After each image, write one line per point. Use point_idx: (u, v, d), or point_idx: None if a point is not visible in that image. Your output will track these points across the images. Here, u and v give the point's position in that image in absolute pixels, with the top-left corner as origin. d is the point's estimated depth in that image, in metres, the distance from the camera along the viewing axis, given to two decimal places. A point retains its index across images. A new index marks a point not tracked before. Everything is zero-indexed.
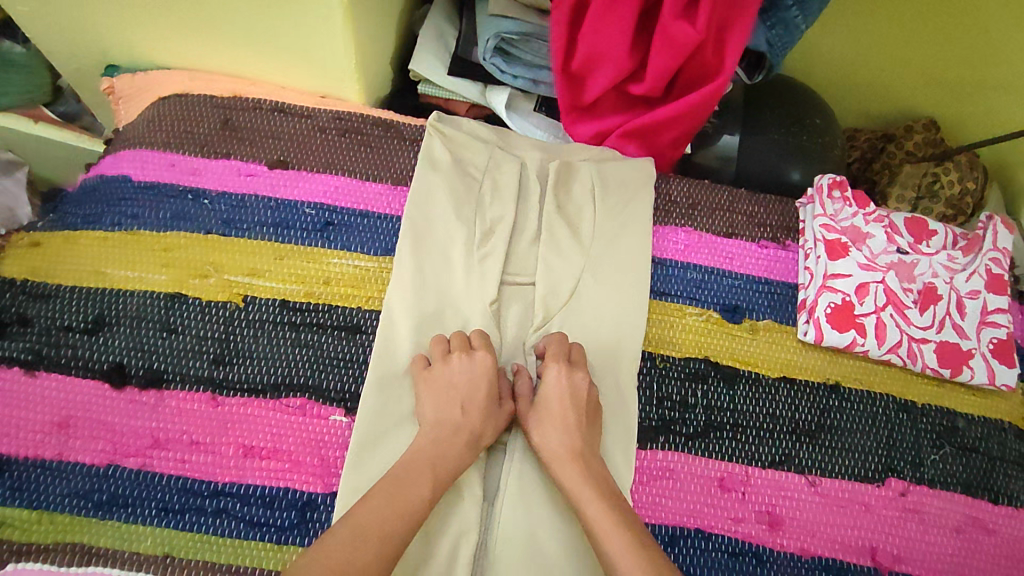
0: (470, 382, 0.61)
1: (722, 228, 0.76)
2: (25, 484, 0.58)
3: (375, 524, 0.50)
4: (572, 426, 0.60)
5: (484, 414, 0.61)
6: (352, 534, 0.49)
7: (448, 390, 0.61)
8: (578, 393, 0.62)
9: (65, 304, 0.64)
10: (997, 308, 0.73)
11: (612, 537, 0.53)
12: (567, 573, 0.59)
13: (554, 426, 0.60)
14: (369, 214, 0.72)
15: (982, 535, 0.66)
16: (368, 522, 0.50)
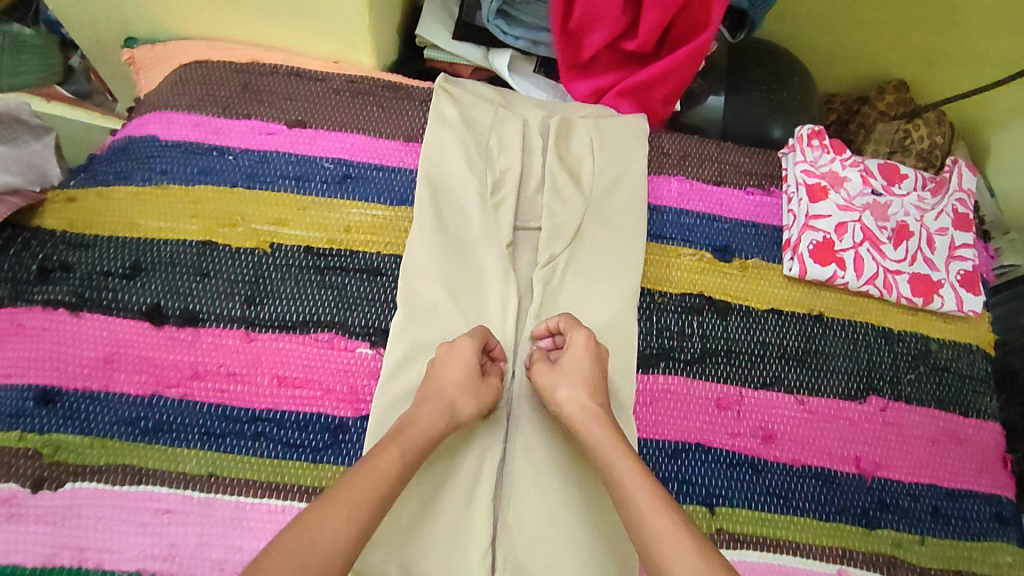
0: (457, 371, 0.63)
1: (712, 177, 0.82)
2: (75, 414, 0.62)
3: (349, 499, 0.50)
4: (591, 392, 0.63)
5: (468, 398, 0.62)
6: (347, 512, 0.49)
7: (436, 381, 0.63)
8: (593, 364, 0.65)
9: (103, 251, 0.69)
10: (963, 244, 0.80)
11: (639, 489, 0.54)
12: (580, 480, 0.65)
13: (577, 387, 0.63)
14: (384, 167, 0.77)
15: (955, 444, 0.73)
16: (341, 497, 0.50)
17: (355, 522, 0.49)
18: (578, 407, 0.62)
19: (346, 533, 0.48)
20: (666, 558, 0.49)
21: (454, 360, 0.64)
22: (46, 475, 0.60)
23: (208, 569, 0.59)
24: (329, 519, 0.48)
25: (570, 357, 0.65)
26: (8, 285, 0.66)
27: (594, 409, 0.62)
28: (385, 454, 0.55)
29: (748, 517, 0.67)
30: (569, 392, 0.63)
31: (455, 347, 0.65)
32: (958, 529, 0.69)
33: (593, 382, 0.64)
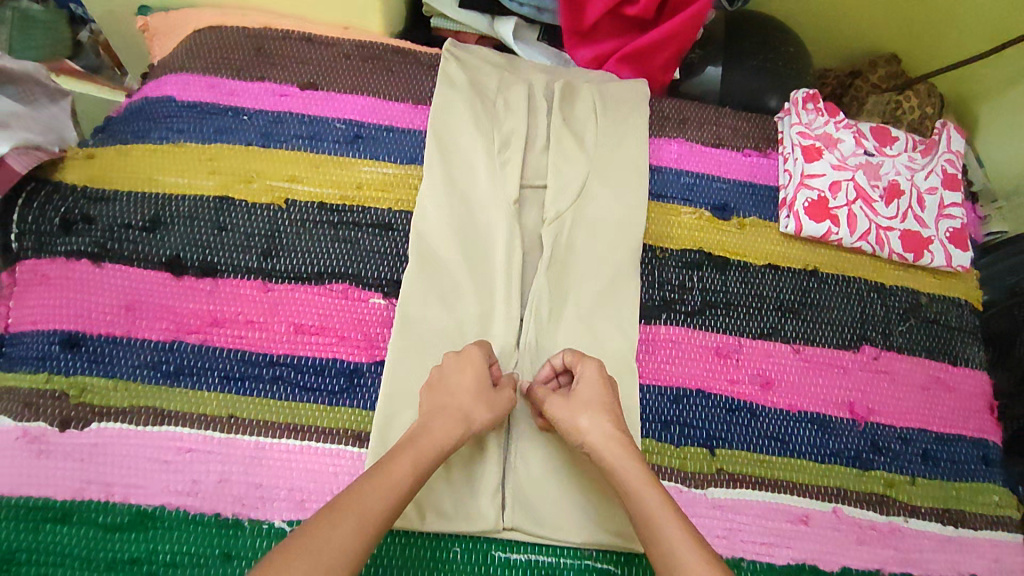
0: (466, 386, 0.63)
1: (711, 140, 0.85)
2: (99, 357, 0.65)
3: (353, 506, 0.51)
4: (609, 420, 0.62)
5: (483, 405, 0.62)
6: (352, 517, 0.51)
7: (443, 394, 0.62)
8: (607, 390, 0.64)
9: (123, 205, 0.71)
10: (952, 203, 0.83)
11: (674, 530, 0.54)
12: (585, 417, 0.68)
13: (599, 417, 0.62)
14: (394, 128, 0.79)
15: (944, 391, 0.76)
16: (344, 506, 0.51)
17: (360, 531, 0.50)
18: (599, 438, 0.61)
19: (350, 543, 0.49)
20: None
21: (462, 378, 0.63)
22: (73, 415, 0.62)
23: (229, 504, 0.61)
24: (335, 530, 0.49)
25: (583, 385, 0.64)
26: (32, 237, 0.68)
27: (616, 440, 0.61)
28: (393, 461, 0.56)
29: (748, 458, 0.69)
30: (590, 421, 0.61)
31: (461, 361, 0.64)
32: (947, 471, 0.72)
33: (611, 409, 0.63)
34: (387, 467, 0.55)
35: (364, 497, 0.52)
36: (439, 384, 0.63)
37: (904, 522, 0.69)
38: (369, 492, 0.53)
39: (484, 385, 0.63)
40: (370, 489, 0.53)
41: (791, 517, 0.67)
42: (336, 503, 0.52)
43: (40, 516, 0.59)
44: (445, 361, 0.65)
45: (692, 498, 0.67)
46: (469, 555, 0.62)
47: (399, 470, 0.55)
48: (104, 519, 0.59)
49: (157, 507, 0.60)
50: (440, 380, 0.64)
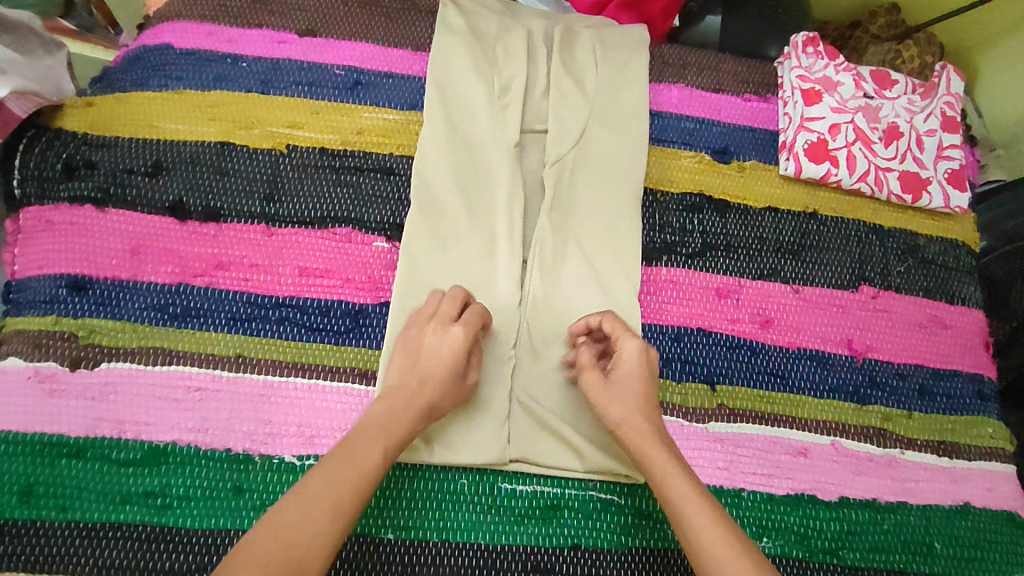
0: (439, 364, 0.61)
1: (711, 86, 0.85)
2: (106, 300, 0.65)
3: (325, 491, 0.50)
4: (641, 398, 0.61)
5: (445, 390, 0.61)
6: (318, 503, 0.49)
7: (418, 366, 0.61)
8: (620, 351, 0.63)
9: (125, 151, 0.71)
10: (951, 145, 0.83)
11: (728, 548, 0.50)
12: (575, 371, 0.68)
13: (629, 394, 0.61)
14: (394, 75, 0.79)
15: (941, 328, 0.77)
16: (317, 490, 0.50)
17: (336, 518, 0.49)
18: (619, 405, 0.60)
19: (328, 530, 0.48)
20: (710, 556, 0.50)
21: (438, 352, 0.61)
22: (83, 355, 0.63)
23: (239, 440, 0.62)
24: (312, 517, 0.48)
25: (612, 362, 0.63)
26: (35, 183, 0.68)
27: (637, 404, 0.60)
28: (364, 447, 0.54)
29: (748, 393, 0.71)
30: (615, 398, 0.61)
31: (442, 330, 0.63)
32: (943, 405, 0.74)
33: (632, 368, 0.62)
34: (361, 450, 0.54)
35: (333, 482, 0.51)
36: (413, 352, 0.62)
37: (901, 454, 0.71)
38: (336, 474, 0.52)
39: (459, 361, 0.61)
40: (341, 474, 0.52)
41: (790, 449, 0.69)
42: (309, 486, 0.50)
43: (55, 452, 0.60)
44: (423, 327, 0.63)
45: (694, 431, 0.68)
46: (476, 487, 0.63)
47: (370, 454, 0.54)
48: (118, 455, 0.60)
49: (169, 444, 0.61)
50: (416, 347, 0.62)
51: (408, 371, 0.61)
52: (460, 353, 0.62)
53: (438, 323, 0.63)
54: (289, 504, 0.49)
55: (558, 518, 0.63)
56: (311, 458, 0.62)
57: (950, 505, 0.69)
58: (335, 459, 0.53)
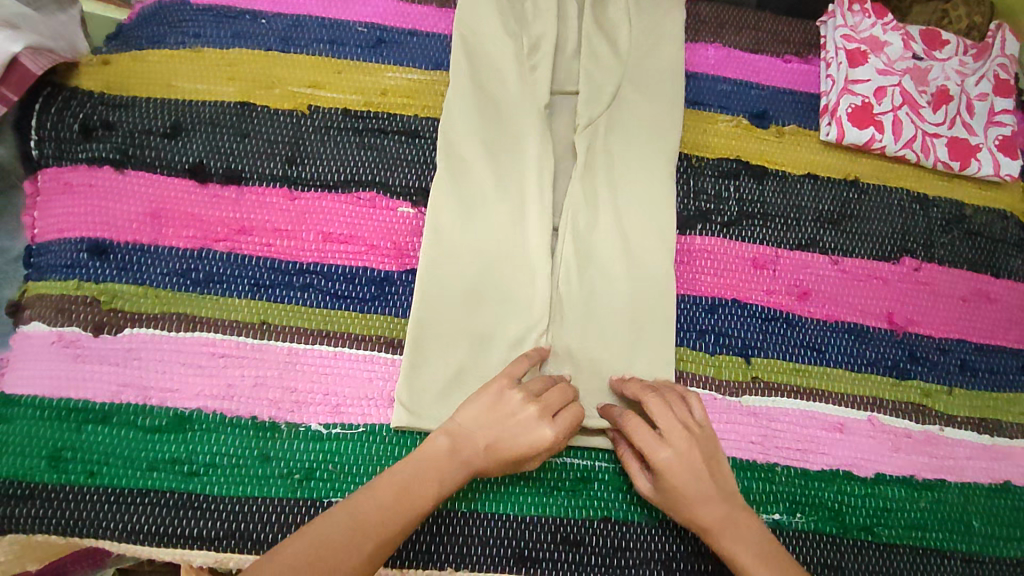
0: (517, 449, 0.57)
1: (749, 46, 0.81)
2: (128, 265, 0.64)
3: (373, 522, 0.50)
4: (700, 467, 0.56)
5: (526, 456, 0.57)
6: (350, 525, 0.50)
7: (501, 426, 0.57)
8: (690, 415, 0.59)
9: (142, 111, 0.69)
10: (1003, 110, 0.79)
11: None
12: (607, 346, 0.66)
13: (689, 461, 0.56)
14: (418, 32, 0.76)
15: (985, 302, 0.74)
16: (365, 519, 0.50)
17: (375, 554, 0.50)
18: (681, 463, 0.56)
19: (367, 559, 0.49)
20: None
21: (521, 443, 0.56)
22: (105, 321, 0.62)
23: (266, 408, 0.61)
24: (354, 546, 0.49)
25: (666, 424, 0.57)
26: (51, 143, 0.67)
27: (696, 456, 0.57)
28: (422, 477, 0.54)
29: (784, 367, 0.68)
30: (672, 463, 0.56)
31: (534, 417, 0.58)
32: (985, 381, 0.71)
33: (689, 423, 0.58)
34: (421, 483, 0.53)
35: (387, 514, 0.51)
36: (493, 416, 0.57)
37: (940, 431, 0.69)
38: (391, 507, 0.52)
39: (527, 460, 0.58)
40: (392, 511, 0.52)
41: (826, 424, 0.67)
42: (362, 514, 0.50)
43: (81, 418, 0.59)
44: (512, 393, 0.58)
45: (727, 405, 0.67)
46: None
47: (427, 490, 0.53)
48: (143, 421, 0.60)
49: (194, 411, 0.60)
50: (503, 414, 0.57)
51: (481, 430, 0.57)
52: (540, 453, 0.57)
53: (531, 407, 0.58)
54: (341, 527, 0.49)
55: (588, 491, 0.62)
56: (338, 427, 0.61)
57: (989, 483, 0.68)
58: (391, 488, 0.52)
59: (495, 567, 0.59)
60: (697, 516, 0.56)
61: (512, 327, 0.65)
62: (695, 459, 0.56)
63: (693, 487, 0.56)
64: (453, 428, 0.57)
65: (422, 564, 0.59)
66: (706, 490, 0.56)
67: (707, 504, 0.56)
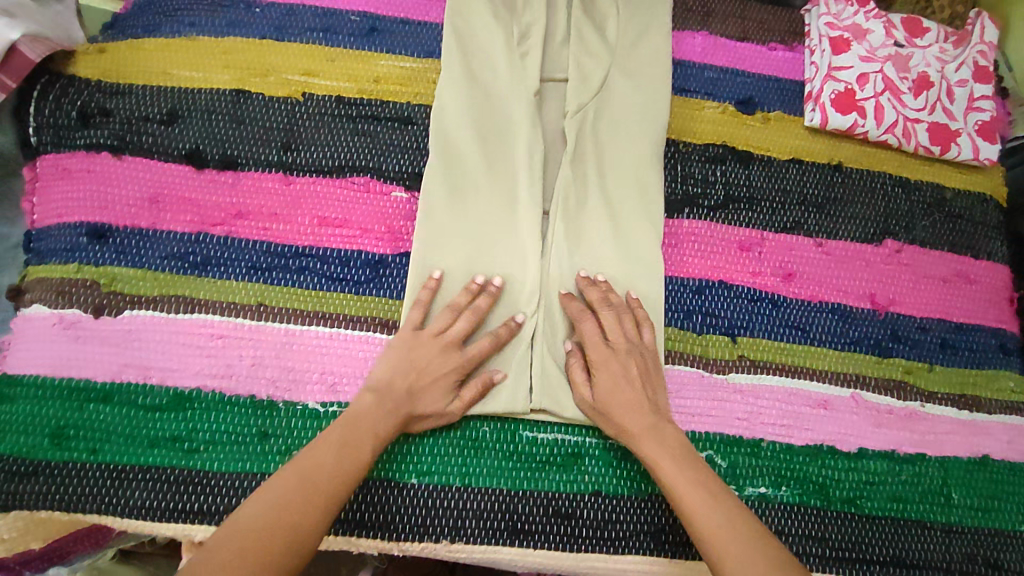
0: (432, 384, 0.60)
1: (736, 34, 0.83)
2: (127, 249, 0.65)
3: (323, 479, 0.52)
4: (632, 372, 0.62)
5: (438, 389, 0.61)
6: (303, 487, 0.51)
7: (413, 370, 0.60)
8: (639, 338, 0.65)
9: (139, 98, 0.70)
10: (982, 96, 0.81)
11: (721, 508, 0.53)
12: None
13: (626, 365, 0.62)
14: (411, 21, 0.77)
15: (965, 283, 0.76)
16: (315, 481, 0.52)
17: (331, 511, 0.51)
18: (618, 367, 0.62)
19: (320, 516, 0.50)
20: (691, 516, 0.53)
21: (432, 375, 0.61)
22: (106, 303, 0.63)
23: (263, 387, 0.63)
24: (308, 504, 0.50)
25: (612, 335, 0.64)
26: (50, 130, 0.68)
27: (638, 366, 0.62)
28: (359, 436, 0.56)
29: (768, 346, 0.70)
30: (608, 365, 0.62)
31: (442, 354, 0.61)
32: (965, 359, 0.74)
33: (636, 343, 0.64)
34: (358, 435, 0.56)
35: (329, 471, 0.53)
36: (410, 359, 0.61)
37: (921, 406, 0.71)
38: (336, 466, 0.53)
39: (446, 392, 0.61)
40: (342, 469, 0.53)
41: (810, 401, 0.69)
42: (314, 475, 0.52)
43: (83, 396, 0.61)
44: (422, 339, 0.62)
45: (713, 382, 0.68)
46: (498, 435, 0.64)
47: (364, 444, 0.55)
48: (144, 400, 0.61)
49: (194, 390, 0.62)
50: (415, 356, 0.61)
51: (400, 378, 0.60)
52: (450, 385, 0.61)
53: (442, 347, 0.62)
54: (291, 486, 0.51)
55: (579, 465, 0.64)
56: (335, 405, 0.63)
57: (968, 457, 0.70)
58: (330, 450, 0.54)
59: (489, 540, 0.61)
60: (619, 414, 0.60)
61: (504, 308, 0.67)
62: (631, 367, 0.62)
63: (629, 388, 0.61)
64: (377, 385, 0.59)
65: (418, 537, 0.60)
66: (636, 394, 0.60)
67: (638, 406, 0.60)
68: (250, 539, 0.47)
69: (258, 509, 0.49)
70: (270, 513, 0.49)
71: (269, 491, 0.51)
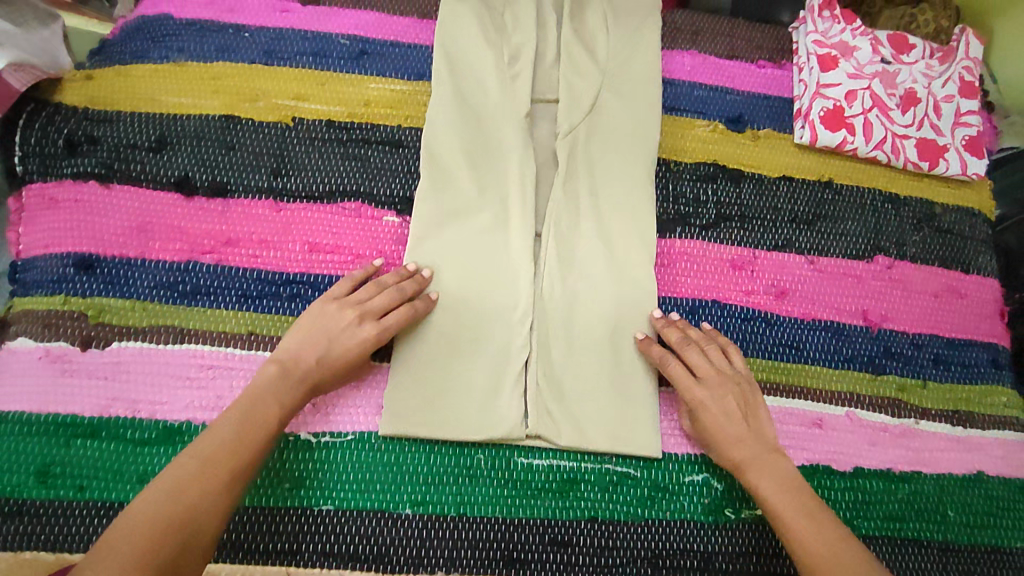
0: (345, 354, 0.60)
1: (725, 52, 0.83)
2: (114, 279, 0.64)
3: (224, 456, 0.52)
4: (732, 407, 0.62)
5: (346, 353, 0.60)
6: (199, 465, 0.51)
7: (320, 339, 0.60)
8: (730, 371, 0.64)
9: (128, 126, 0.69)
10: (969, 111, 0.81)
11: (828, 536, 0.55)
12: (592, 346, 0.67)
13: (727, 398, 0.63)
14: (400, 44, 0.77)
15: (956, 298, 0.76)
16: (212, 457, 0.51)
17: (231, 484, 0.51)
18: (716, 404, 0.62)
19: (218, 490, 0.50)
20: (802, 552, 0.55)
21: (341, 341, 0.60)
22: (93, 335, 0.63)
23: None
24: (204, 478, 0.50)
25: (704, 368, 0.64)
26: (37, 159, 0.67)
27: (735, 399, 0.63)
28: (261, 407, 0.56)
29: (762, 365, 0.70)
30: (712, 398, 0.63)
31: (351, 323, 0.61)
32: (958, 375, 0.74)
33: (727, 373, 0.64)
34: (260, 409, 0.56)
35: (232, 444, 0.53)
36: (320, 329, 0.60)
37: (915, 424, 0.71)
38: (231, 438, 0.53)
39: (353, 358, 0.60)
40: (239, 441, 0.53)
41: (806, 421, 0.69)
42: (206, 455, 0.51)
43: (70, 432, 0.60)
44: (327, 307, 0.61)
45: None
46: (493, 461, 0.63)
47: (266, 414, 0.55)
48: (132, 434, 0.60)
49: (183, 422, 0.61)
50: (320, 325, 0.60)
51: (308, 348, 0.60)
52: (360, 350, 0.60)
53: (357, 316, 0.61)
54: (187, 470, 0.50)
55: (576, 492, 0.63)
56: (327, 436, 0.62)
57: (963, 474, 0.70)
58: (230, 420, 0.54)
59: (485, 569, 0.60)
60: (730, 451, 0.61)
61: (496, 328, 0.67)
62: (729, 402, 0.62)
63: (732, 423, 0.62)
64: (283, 356, 0.59)
65: (413, 568, 0.60)
66: (739, 429, 0.61)
67: (742, 439, 0.61)
68: (145, 528, 0.46)
69: (153, 500, 0.48)
70: (164, 494, 0.48)
71: (162, 479, 0.50)
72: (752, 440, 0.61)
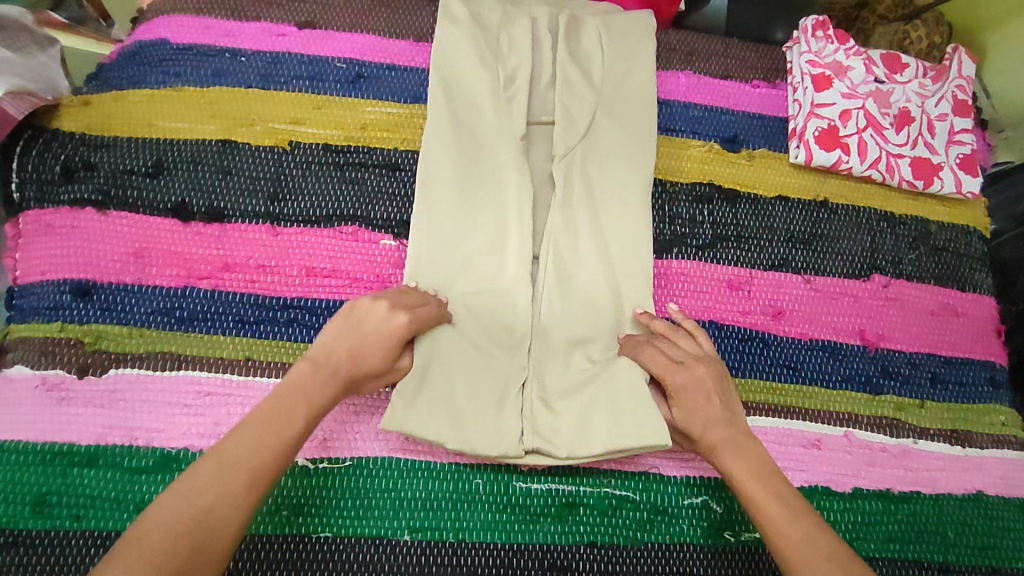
0: (381, 350, 0.57)
1: (719, 72, 0.83)
2: (112, 305, 0.64)
3: (245, 468, 0.47)
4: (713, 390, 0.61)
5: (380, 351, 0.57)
6: (220, 471, 0.46)
7: (353, 337, 0.57)
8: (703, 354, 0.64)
9: (124, 151, 0.69)
10: (962, 129, 0.82)
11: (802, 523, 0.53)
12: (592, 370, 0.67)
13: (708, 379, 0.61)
14: (397, 67, 0.77)
15: (953, 316, 0.77)
16: (236, 464, 0.47)
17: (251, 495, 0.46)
18: (696, 385, 0.61)
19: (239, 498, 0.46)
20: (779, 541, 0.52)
21: (376, 336, 0.57)
22: (90, 362, 0.62)
23: None
24: (225, 486, 0.45)
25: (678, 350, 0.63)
26: (33, 186, 0.67)
27: (708, 378, 0.61)
28: (291, 407, 0.51)
29: (760, 386, 0.70)
30: (687, 377, 0.61)
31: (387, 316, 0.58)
32: (955, 394, 0.74)
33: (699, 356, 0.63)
34: (285, 411, 0.51)
35: (258, 451, 0.48)
36: (351, 324, 0.57)
37: (913, 443, 0.71)
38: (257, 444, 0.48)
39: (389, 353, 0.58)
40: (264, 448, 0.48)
41: (804, 441, 0.69)
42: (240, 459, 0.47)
43: (67, 460, 0.59)
44: (359, 302, 0.59)
45: None
46: (491, 486, 0.63)
47: (295, 418, 0.51)
48: (130, 462, 0.60)
49: (181, 450, 0.61)
50: (353, 321, 0.57)
51: (340, 341, 0.56)
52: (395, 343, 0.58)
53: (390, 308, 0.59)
54: (206, 481, 0.45)
55: (574, 516, 0.63)
56: (325, 462, 0.62)
57: (962, 494, 0.70)
58: (255, 422, 0.50)
59: None
60: (704, 432, 0.59)
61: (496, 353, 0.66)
62: (705, 381, 0.61)
63: (706, 405, 0.60)
64: (313, 354, 0.55)
65: None
66: (713, 412, 0.60)
67: (715, 420, 0.59)
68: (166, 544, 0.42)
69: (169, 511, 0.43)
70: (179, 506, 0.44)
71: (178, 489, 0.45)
72: (726, 422, 0.59)
